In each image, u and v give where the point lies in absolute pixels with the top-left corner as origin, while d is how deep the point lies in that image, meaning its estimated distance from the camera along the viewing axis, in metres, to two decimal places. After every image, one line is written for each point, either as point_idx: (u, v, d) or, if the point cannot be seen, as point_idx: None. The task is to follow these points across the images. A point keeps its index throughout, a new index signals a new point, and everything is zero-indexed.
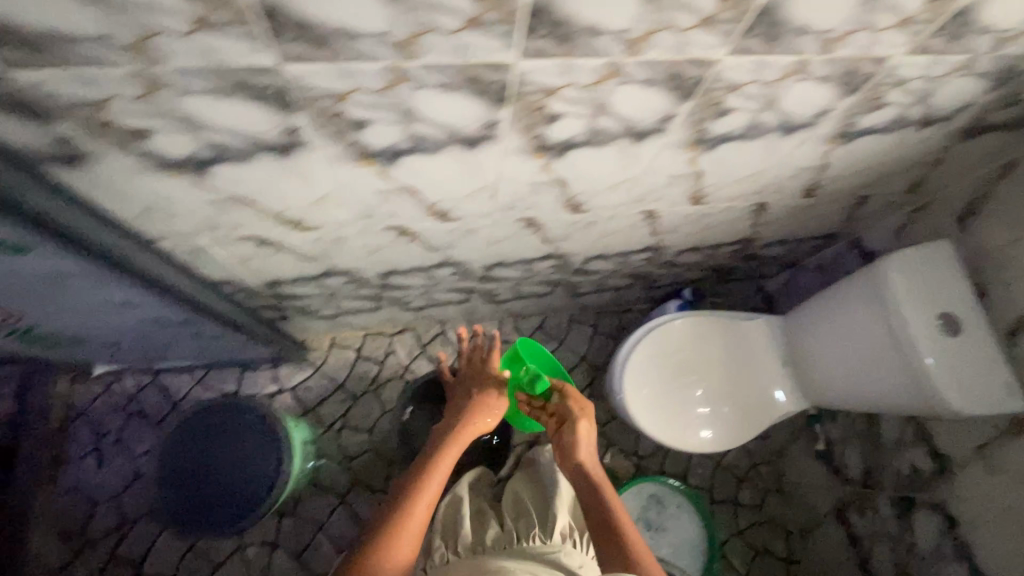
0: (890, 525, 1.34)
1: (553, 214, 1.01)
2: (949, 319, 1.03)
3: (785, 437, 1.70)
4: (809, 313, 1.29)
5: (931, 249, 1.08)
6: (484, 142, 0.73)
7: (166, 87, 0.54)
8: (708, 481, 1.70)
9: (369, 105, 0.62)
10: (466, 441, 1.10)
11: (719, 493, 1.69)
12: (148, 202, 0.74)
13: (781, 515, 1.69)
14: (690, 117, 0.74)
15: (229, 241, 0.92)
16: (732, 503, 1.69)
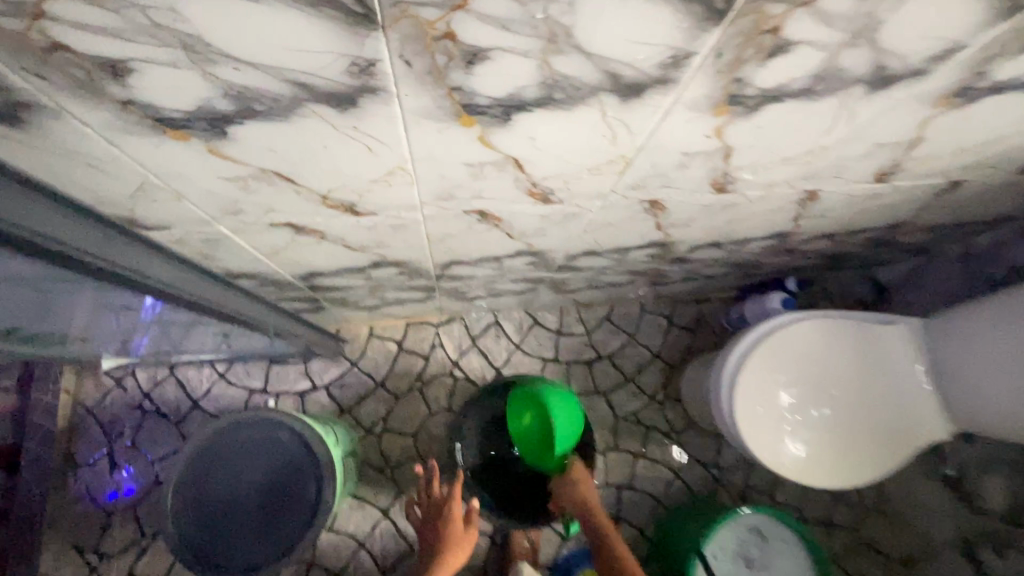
0: None
1: (683, 196, 0.75)
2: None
3: None
4: (986, 316, 1.02)
5: None
6: (644, 92, 0.47)
7: None
8: (799, 500, 1.46)
9: (500, 19, 0.36)
10: None
11: (812, 514, 1.45)
12: (143, 171, 0.50)
13: (884, 540, 1.43)
14: (978, 54, 0.47)
15: (257, 228, 0.68)
16: (827, 525, 1.44)
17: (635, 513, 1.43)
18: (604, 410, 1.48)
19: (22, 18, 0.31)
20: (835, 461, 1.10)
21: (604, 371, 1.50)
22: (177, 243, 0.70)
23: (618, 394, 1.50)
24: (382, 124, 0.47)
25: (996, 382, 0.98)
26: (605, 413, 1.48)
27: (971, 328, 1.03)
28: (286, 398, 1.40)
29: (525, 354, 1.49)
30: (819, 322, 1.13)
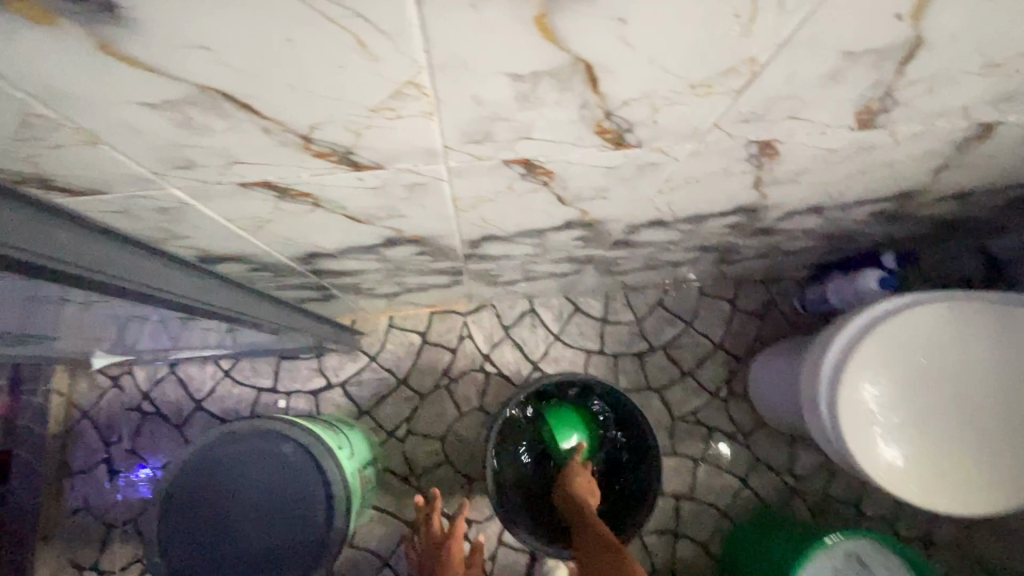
0: None
1: (808, 136, 0.54)
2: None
3: None
4: None
5: None
6: None
7: None
8: (891, 513, 1.24)
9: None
10: None
11: (908, 530, 1.24)
12: (19, 91, 0.32)
13: (993, 560, 1.23)
14: None
15: (226, 191, 0.50)
16: (926, 542, 1.24)
17: (698, 529, 1.24)
18: (658, 409, 1.28)
19: None
20: (965, 477, 0.88)
21: (657, 364, 1.30)
22: (124, 215, 0.52)
23: (675, 390, 1.30)
24: None
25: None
26: (659, 412, 1.28)
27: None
28: (298, 397, 1.24)
29: (566, 346, 1.30)
30: (949, 303, 0.89)
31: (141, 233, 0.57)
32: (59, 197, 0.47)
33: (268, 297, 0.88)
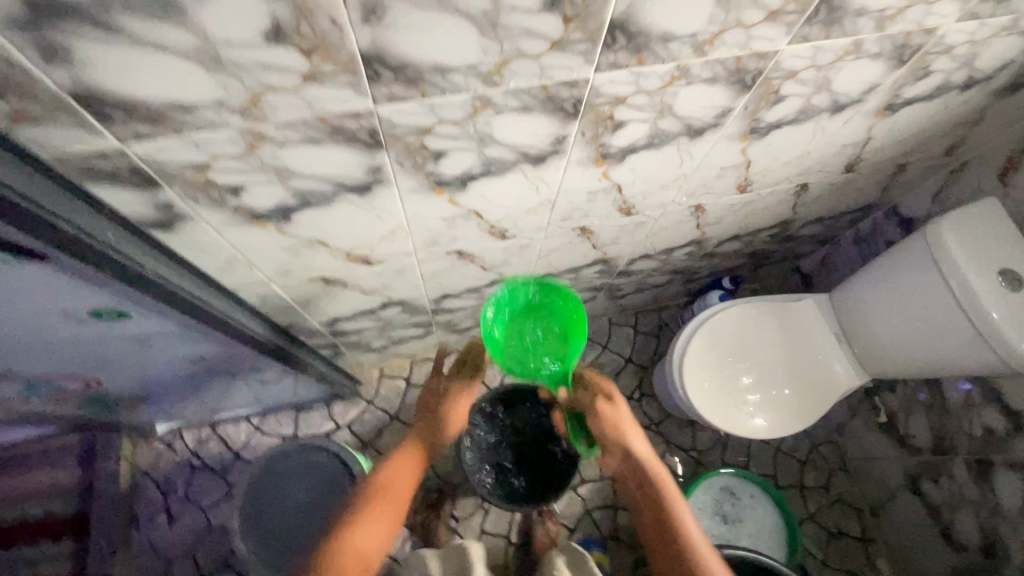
0: (970, 489, 1.31)
1: (603, 221, 1.02)
2: (1009, 277, 1.02)
3: (844, 415, 1.68)
4: (864, 280, 1.29)
5: (981, 206, 1.08)
6: (544, 160, 0.75)
7: (271, 138, 0.57)
8: (773, 467, 1.66)
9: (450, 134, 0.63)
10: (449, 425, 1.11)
11: (786, 479, 1.65)
12: (233, 250, 0.77)
13: (850, 493, 1.65)
14: (749, 108, 0.76)
15: (298, 283, 0.94)
16: (800, 487, 1.64)
17: None
18: None
19: (195, 171, 0.59)
20: (782, 419, 1.33)
21: None
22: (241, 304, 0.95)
23: None
24: (385, 199, 0.74)
25: (888, 331, 1.23)
26: None
27: (859, 291, 1.29)
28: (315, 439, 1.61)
29: (517, 374, 1.73)
30: (737, 310, 1.39)
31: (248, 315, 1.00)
32: None
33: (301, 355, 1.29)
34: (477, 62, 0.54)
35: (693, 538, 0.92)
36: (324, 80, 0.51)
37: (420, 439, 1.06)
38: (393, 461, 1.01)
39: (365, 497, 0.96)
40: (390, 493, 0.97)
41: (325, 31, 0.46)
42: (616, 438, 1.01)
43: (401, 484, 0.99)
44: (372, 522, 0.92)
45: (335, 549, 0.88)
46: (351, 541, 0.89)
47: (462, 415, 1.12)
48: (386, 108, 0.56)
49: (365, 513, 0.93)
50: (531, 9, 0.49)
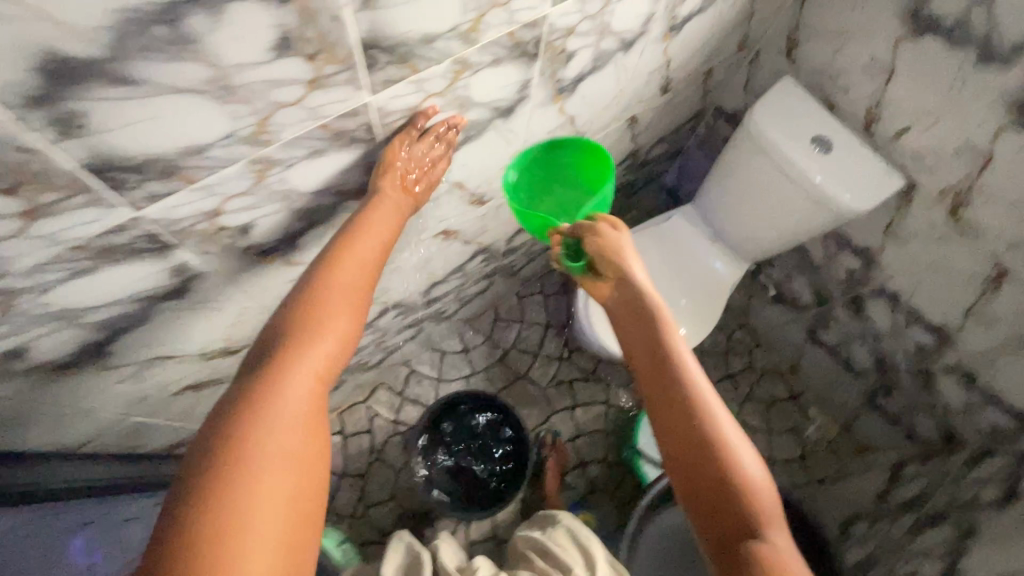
0: (854, 324, 1.31)
1: (463, 217, 1.00)
2: (820, 139, 1.03)
3: (741, 298, 1.58)
4: (709, 181, 1.26)
5: (778, 84, 1.09)
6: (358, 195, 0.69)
7: (29, 286, 0.48)
8: (703, 374, 1.57)
9: (386, 146, 0.63)
10: (359, 292, 0.61)
11: (713, 374, 1.56)
12: (58, 405, 0.66)
13: (771, 364, 1.58)
14: (546, 72, 0.76)
15: (166, 405, 0.82)
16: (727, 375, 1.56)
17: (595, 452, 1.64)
18: (531, 388, 1.71)
19: None
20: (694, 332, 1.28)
21: (516, 360, 1.73)
22: (106, 448, 0.82)
23: (536, 370, 1.73)
24: (214, 292, 0.66)
25: (746, 221, 1.23)
26: (533, 391, 1.71)
27: (709, 193, 1.27)
28: None
29: (449, 381, 1.69)
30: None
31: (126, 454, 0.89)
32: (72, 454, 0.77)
33: None
34: (233, 130, 0.48)
35: (717, 421, 0.58)
36: (54, 211, 0.43)
37: (332, 303, 0.58)
38: (294, 342, 0.55)
39: (251, 408, 0.49)
40: (296, 454, 0.49)
41: (18, 163, 0.39)
42: (612, 266, 0.74)
43: (313, 399, 0.53)
44: (282, 471, 0.48)
45: (222, 496, 0.44)
46: (245, 533, 0.44)
47: (389, 224, 0.66)
48: (151, 210, 0.49)
49: (253, 440, 0.48)
50: (261, 60, 0.44)
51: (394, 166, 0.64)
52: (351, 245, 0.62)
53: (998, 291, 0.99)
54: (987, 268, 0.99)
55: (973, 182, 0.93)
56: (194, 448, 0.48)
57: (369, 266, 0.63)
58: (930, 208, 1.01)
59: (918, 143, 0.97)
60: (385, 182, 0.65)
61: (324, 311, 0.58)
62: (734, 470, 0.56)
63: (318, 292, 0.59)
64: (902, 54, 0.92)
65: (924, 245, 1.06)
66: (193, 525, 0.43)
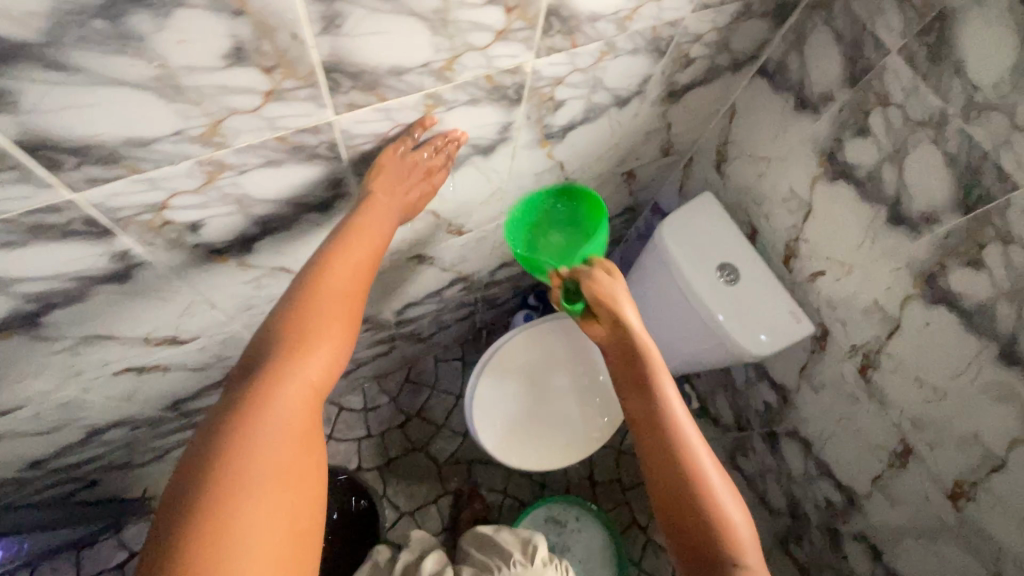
0: None
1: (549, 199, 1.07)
2: (726, 268, 1.05)
3: None
4: None
5: None
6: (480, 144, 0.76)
7: (234, 166, 0.55)
8: None
9: (383, 146, 0.65)
10: (354, 302, 0.63)
11: None
12: (193, 291, 0.73)
13: None
14: (666, 73, 0.84)
15: (259, 317, 0.90)
16: None
17: (608, 467, 1.70)
18: None
19: (151, 212, 0.56)
20: (570, 447, 1.29)
21: None
22: (197, 349, 0.90)
23: None
24: (348, 212, 0.74)
25: None
26: None
27: None
28: None
29: None
30: (547, 326, 1.35)
31: (212, 358, 0.96)
32: (173, 346, 0.85)
33: None
34: (430, 60, 0.56)
35: (699, 462, 0.68)
36: (285, 96, 0.51)
37: (326, 313, 0.60)
38: (302, 334, 0.59)
39: (249, 421, 0.52)
40: (290, 466, 0.53)
41: (285, 48, 0.46)
42: (608, 313, 0.79)
43: (305, 409, 0.56)
44: (275, 485, 0.51)
45: (232, 472, 0.49)
46: (247, 504, 0.49)
47: (384, 226, 0.67)
48: (344, 117, 0.57)
49: (268, 419, 0.53)
50: (476, 3, 0.52)
51: (387, 174, 0.65)
52: (351, 248, 0.64)
53: (902, 469, 1.01)
54: (897, 445, 1.00)
55: (882, 346, 0.95)
56: (201, 444, 0.52)
57: (376, 257, 0.66)
58: (842, 362, 1.05)
59: (828, 287, 1.01)
60: (376, 185, 0.66)
61: (314, 313, 0.60)
62: (723, 523, 0.65)
63: (323, 286, 0.61)
64: (818, 193, 0.96)
65: (835, 399, 1.10)
66: (189, 531, 0.46)
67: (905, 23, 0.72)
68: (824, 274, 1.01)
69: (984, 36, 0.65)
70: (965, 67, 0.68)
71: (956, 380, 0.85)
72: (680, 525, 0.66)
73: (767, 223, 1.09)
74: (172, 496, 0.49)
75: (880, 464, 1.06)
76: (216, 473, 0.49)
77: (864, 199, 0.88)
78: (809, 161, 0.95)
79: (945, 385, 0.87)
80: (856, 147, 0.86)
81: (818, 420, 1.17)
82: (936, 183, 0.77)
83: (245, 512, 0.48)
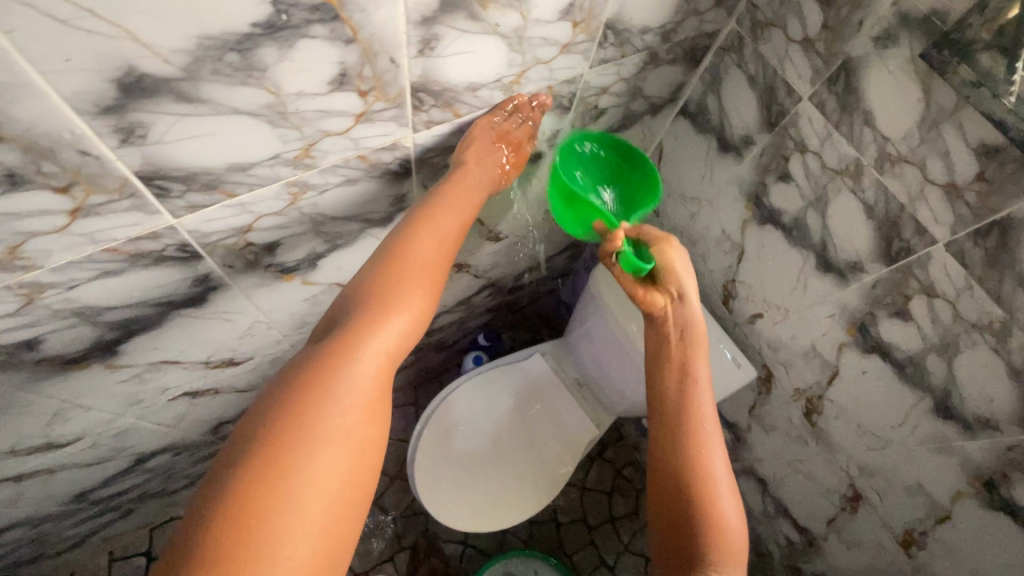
0: None
1: (475, 250, 1.02)
2: None
3: None
4: None
5: None
6: (377, 219, 0.70)
7: (57, 284, 0.49)
8: None
9: (475, 122, 0.64)
10: (438, 275, 0.61)
11: None
12: (56, 402, 0.66)
13: None
14: (577, 125, 0.79)
15: (158, 408, 0.83)
16: None
17: (571, 507, 1.64)
18: None
19: None
20: (520, 507, 1.23)
21: None
22: (90, 447, 0.82)
23: None
24: (229, 301, 0.67)
25: None
26: None
27: None
28: None
29: None
30: (494, 376, 1.30)
31: (109, 453, 0.88)
32: (54, 450, 0.76)
33: (183, 464, 1.15)
34: (280, 152, 0.50)
35: (712, 451, 0.64)
36: (99, 211, 0.44)
37: (412, 280, 0.58)
38: (385, 293, 0.56)
39: (320, 380, 0.49)
40: (357, 432, 0.49)
41: (77, 166, 0.40)
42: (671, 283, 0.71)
43: (379, 375, 0.53)
44: (339, 450, 0.48)
45: (301, 418, 0.47)
46: (312, 452, 0.46)
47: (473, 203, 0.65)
48: (188, 220, 0.51)
49: (344, 373, 0.51)
50: (319, 91, 0.46)
51: (476, 147, 0.64)
52: (440, 221, 0.62)
53: (853, 513, 0.97)
54: (846, 488, 0.97)
55: (823, 392, 0.91)
56: (279, 390, 0.49)
57: (465, 226, 0.64)
58: (788, 404, 1.01)
59: (767, 329, 0.97)
60: (470, 158, 0.64)
61: (404, 275, 0.58)
62: (715, 517, 0.61)
63: (410, 248, 0.60)
64: (749, 237, 0.92)
65: (785, 440, 1.06)
66: (235, 485, 0.43)
67: (813, 71, 0.70)
68: (762, 317, 0.97)
69: (889, 87, 0.62)
70: (874, 117, 0.65)
71: (897, 431, 0.82)
72: (677, 529, 0.62)
73: (704, 264, 1.05)
74: (239, 436, 0.47)
75: (833, 507, 1.01)
76: (284, 421, 0.47)
77: (792, 244, 0.84)
78: (737, 205, 0.91)
79: (887, 435, 0.84)
80: (780, 192, 0.82)
81: (771, 462, 1.13)
82: (859, 232, 0.73)
83: (307, 462, 0.46)
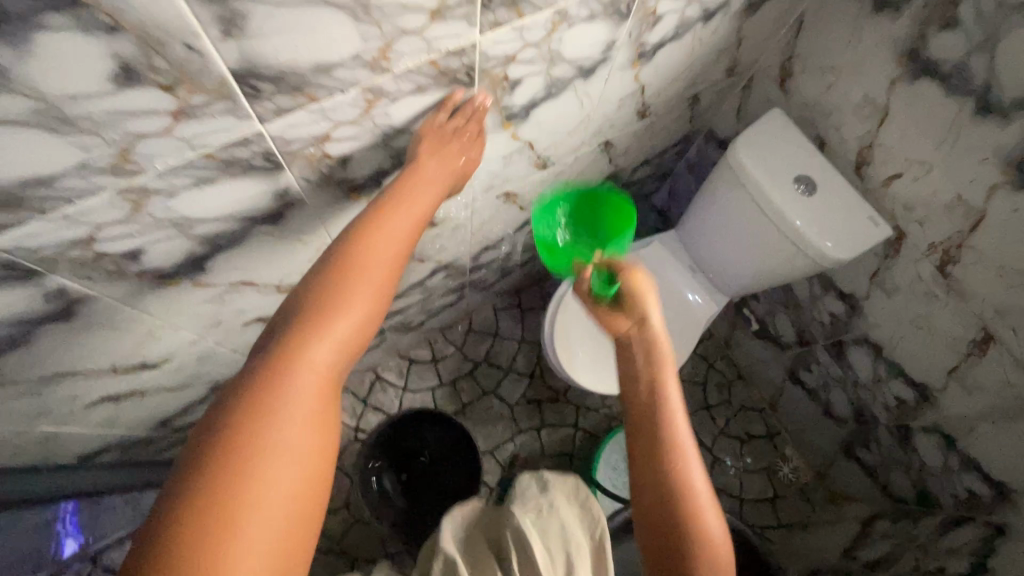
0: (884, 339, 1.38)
1: (623, 128, 1.09)
2: (803, 180, 1.08)
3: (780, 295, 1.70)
4: None
5: None
6: (585, 67, 0.78)
7: (388, 93, 0.58)
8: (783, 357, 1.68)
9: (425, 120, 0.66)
10: (378, 289, 0.61)
11: None
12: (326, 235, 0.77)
13: None
14: None
15: None
16: None
17: None
18: None
19: (316, 145, 0.59)
20: None
21: None
22: None
23: None
24: None
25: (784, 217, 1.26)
26: None
27: None
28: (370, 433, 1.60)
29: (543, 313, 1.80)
30: None
31: None
32: None
33: None
34: None
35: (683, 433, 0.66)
36: (446, 15, 0.53)
37: (355, 289, 0.59)
38: (326, 308, 0.57)
39: (272, 395, 0.52)
40: (304, 446, 0.51)
41: None
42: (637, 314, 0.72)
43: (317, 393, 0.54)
44: (294, 479, 0.50)
45: (251, 445, 0.49)
46: (269, 471, 0.48)
47: (429, 196, 0.67)
48: (487, 37, 0.60)
49: (290, 389, 0.53)
50: None
51: (429, 141, 0.67)
52: (392, 221, 0.63)
53: (980, 357, 1.06)
54: (977, 334, 1.05)
55: (963, 240, 0.98)
56: (228, 403, 0.51)
57: (416, 227, 0.65)
58: (919, 260, 1.08)
59: (903, 188, 1.04)
60: (423, 152, 0.66)
61: (351, 280, 0.59)
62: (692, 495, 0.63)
63: (358, 257, 0.60)
64: (895, 95, 0.97)
65: (909, 299, 1.14)
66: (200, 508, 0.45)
67: None
68: (899, 177, 1.03)
69: None
70: None
71: None
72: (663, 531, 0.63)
73: (837, 134, 1.10)
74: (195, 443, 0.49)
75: (957, 356, 1.10)
76: (235, 433, 0.49)
77: (948, 93, 0.90)
78: (886, 64, 0.96)
79: None
80: (941, 41, 0.87)
81: (889, 325, 1.21)
82: None
83: (268, 496, 0.48)
